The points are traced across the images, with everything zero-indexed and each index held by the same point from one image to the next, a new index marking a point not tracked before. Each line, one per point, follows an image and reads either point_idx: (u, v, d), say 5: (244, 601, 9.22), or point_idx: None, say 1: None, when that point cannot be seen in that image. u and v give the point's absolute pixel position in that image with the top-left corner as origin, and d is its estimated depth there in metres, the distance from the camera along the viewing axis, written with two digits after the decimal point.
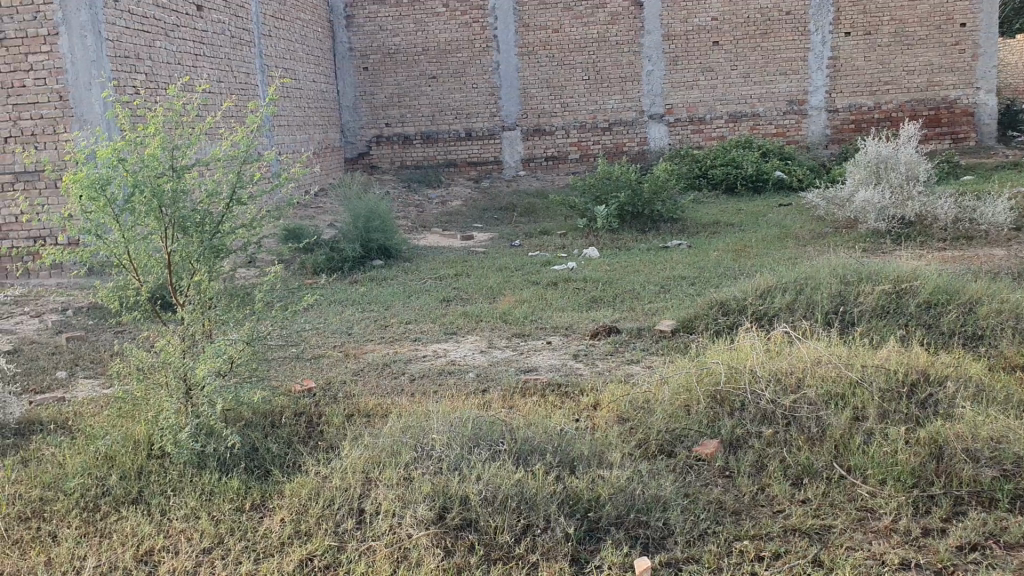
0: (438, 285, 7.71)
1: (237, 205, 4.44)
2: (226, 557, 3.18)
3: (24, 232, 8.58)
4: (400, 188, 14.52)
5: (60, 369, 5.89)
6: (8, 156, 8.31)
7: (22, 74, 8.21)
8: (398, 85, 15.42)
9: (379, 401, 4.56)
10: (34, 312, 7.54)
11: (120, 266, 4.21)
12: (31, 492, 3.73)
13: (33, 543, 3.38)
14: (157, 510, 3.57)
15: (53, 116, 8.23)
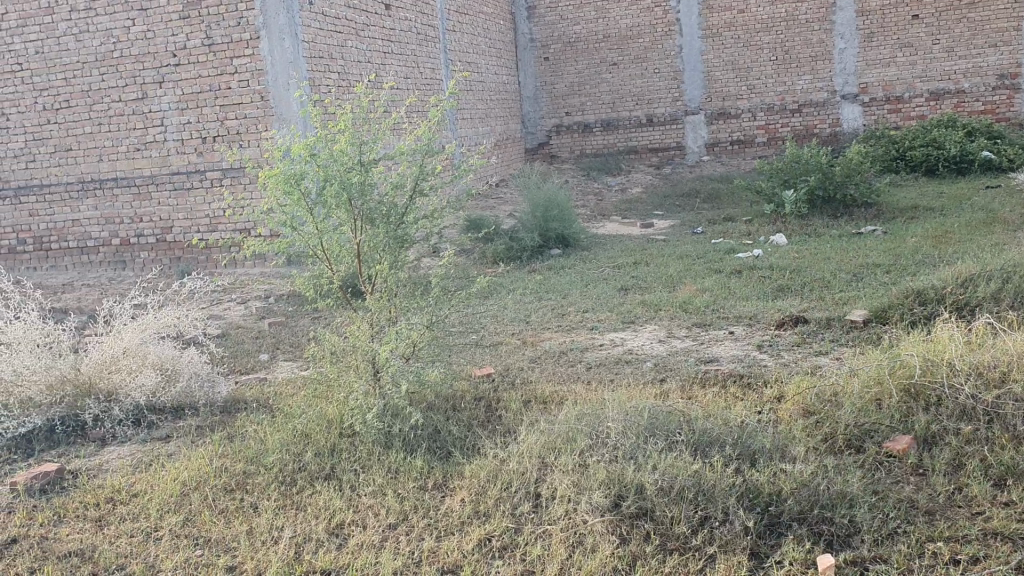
0: (617, 274, 7.69)
1: (420, 196, 4.60)
2: (409, 532, 3.30)
3: (230, 224, 9.24)
4: (580, 176, 14.56)
5: (262, 352, 6.32)
6: (216, 155, 9.04)
7: (228, 77, 8.83)
8: (579, 74, 15.47)
9: (556, 388, 4.61)
10: (240, 300, 8.10)
11: (315, 256, 4.48)
12: (236, 465, 4.03)
13: (237, 512, 3.65)
14: (348, 485, 3.76)
15: (257, 116, 8.83)
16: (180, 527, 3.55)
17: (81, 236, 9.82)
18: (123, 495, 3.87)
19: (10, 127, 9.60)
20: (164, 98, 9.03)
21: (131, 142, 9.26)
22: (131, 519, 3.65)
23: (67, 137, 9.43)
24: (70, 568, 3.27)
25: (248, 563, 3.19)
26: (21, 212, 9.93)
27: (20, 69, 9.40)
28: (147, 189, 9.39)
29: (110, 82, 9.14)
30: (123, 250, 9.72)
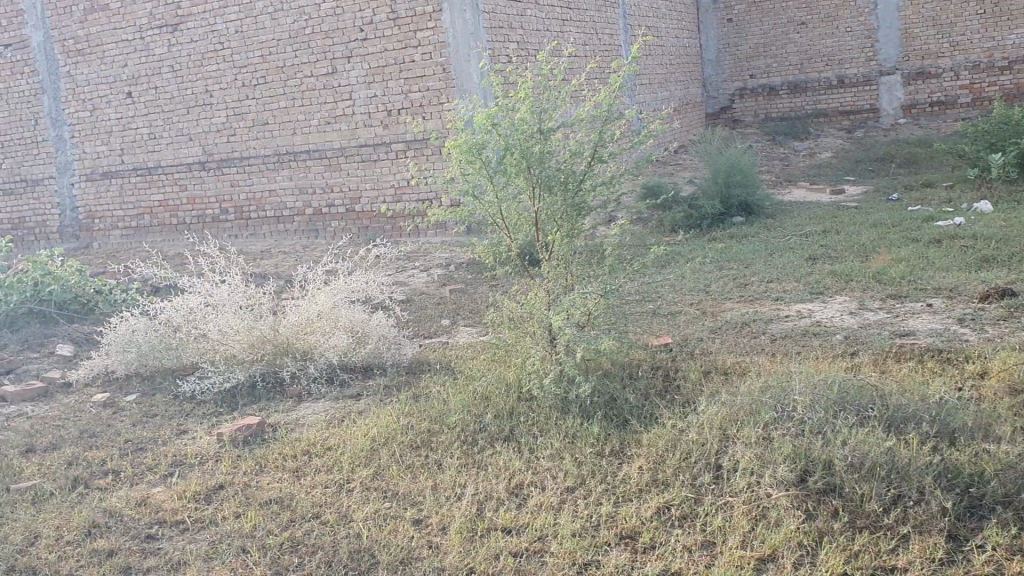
0: (803, 242, 7.40)
1: (599, 162, 4.52)
2: (587, 496, 3.31)
3: (414, 193, 9.50)
4: (764, 141, 14.06)
5: (444, 318, 6.49)
6: (400, 127, 9.33)
7: (412, 50, 9.09)
8: (765, 34, 14.90)
9: (738, 359, 4.49)
10: (423, 267, 8.32)
11: (494, 225, 4.56)
12: (421, 424, 4.18)
13: (422, 468, 3.78)
14: (527, 448, 3.82)
15: (438, 88, 9.04)
16: (369, 481, 3.72)
17: (277, 205, 10.32)
18: (318, 448, 4.11)
19: (213, 103, 10.22)
20: (352, 73, 9.42)
21: (322, 116, 9.70)
22: (325, 471, 3.86)
23: (264, 112, 9.99)
24: (270, 513, 3.50)
25: (432, 517, 3.31)
26: (223, 182, 10.50)
27: (222, 48, 10.00)
28: (337, 161, 9.81)
29: (303, 58, 9.63)
30: (315, 218, 10.14)
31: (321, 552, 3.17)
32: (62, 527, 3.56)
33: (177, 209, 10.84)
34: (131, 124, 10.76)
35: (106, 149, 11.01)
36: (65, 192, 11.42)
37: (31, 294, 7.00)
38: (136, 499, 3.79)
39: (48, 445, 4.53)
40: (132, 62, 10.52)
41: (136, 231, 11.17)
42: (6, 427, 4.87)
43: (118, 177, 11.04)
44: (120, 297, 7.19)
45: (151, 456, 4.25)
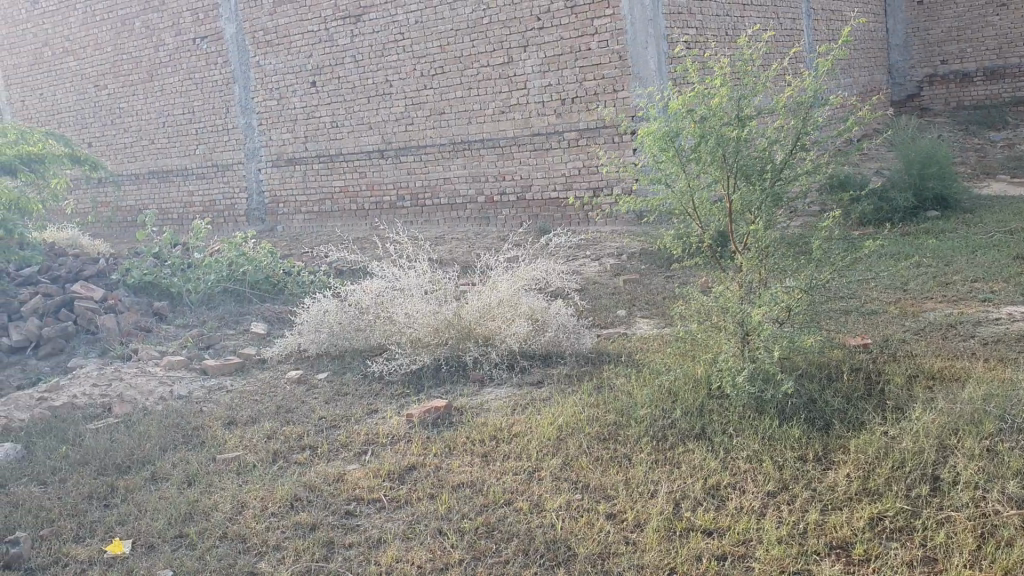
0: (1008, 240, 6.89)
1: (800, 151, 4.25)
2: (791, 503, 3.17)
3: (585, 182, 9.41)
4: (955, 131, 13.21)
5: (621, 308, 6.40)
6: (574, 116, 9.29)
7: (588, 38, 9.03)
8: (959, 18, 13.96)
9: (947, 364, 4.21)
10: (595, 256, 8.23)
11: (684, 215, 4.43)
12: (608, 416, 4.12)
13: (612, 461, 3.72)
14: (721, 447, 3.70)
15: (614, 76, 8.95)
16: (559, 470, 3.69)
17: (451, 193, 10.44)
18: (505, 434, 4.12)
19: (392, 92, 10.48)
20: (528, 62, 9.45)
21: (497, 105, 9.77)
22: (514, 458, 3.86)
23: (440, 101, 10.16)
24: (464, 497, 3.53)
25: (627, 513, 3.25)
26: (400, 170, 10.74)
27: (402, 39, 10.25)
28: (510, 149, 9.84)
29: (479, 47, 9.75)
30: (487, 206, 10.20)
31: (516, 540, 3.17)
32: (267, 498, 3.70)
33: (356, 195, 11.15)
34: (314, 112, 11.15)
35: (290, 136, 11.46)
36: (252, 177, 11.94)
37: (227, 274, 7.40)
38: (333, 475, 3.89)
39: (248, 419, 4.72)
40: (317, 53, 10.93)
41: (318, 214, 11.55)
42: (209, 399, 5.12)
43: (301, 163, 11.47)
44: (307, 279, 7.47)
45: (344, 434, 4.38)
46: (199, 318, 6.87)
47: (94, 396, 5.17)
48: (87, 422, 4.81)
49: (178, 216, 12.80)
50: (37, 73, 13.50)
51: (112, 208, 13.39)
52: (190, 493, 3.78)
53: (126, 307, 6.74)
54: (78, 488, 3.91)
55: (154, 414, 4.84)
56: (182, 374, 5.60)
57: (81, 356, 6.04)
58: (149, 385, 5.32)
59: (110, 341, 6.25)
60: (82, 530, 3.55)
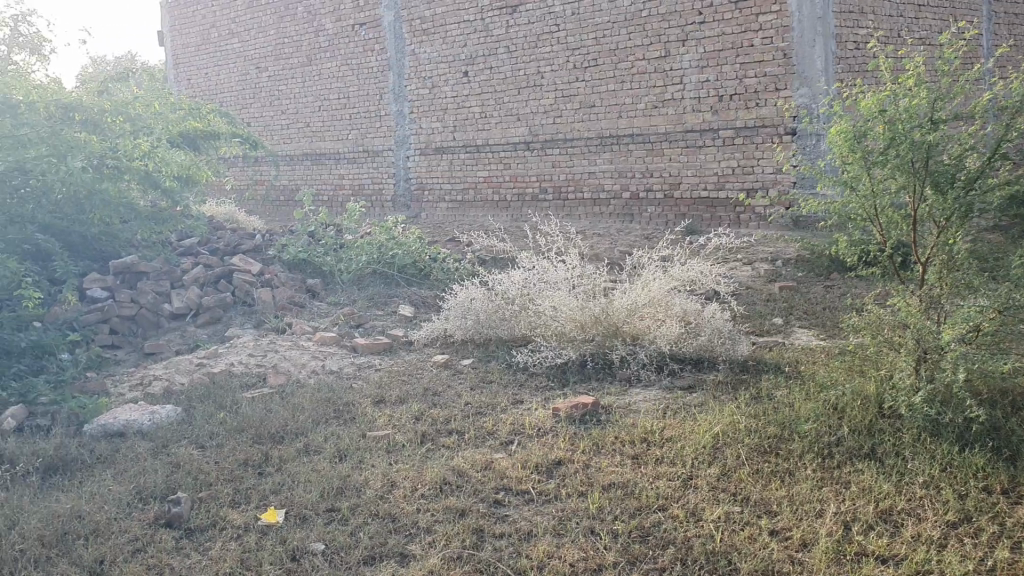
0: None
1: (999, 161, 3.89)
2: (976, 536, 2.94)
3: (739, 182, 9.11)
4: None
5: (777, 316, 6.15)
6: (732, 113, 9.03)
7: (752, 34, 8.79)
8: None
9: None
10: (747, 260, 7.95)
11: (865, 221, 4.18)
12: (768, 428, 3.93)
13: (773, 476, 3.53)
14: (894, 471, 3.47)
15: (776, 74, 8.67)
16: (716, 480, 3.53)
17: (595, 188, 10.23)
18: (656, 438, 3.98)
19: (543, 84, 10.41)
20: (686, 57, 9.25)
21: (649, 100, 9.58)
22: (668, 463, 3.72)
23: (592, 95, 10.01)
24: (616, 498, 3.42)
25: (791, 530, 3.08)
26: (546, 163, 10.62)
27: (557, 30, 10.19)
28: (660, 146, 9.62)
29: (636, 41, 9.60)
30: (632, 203, 9.97)
31: (672, 548, 3.05)
32: (417, 479, 3.66)
33: (500, 186, 11.08)
34: (465, 102, 11.19)
35: (440, 125, 11.53)
36: (400, 165, 12.08)
37: (377, 256, 7.50)
38: (482, 462, 3.83)
39: (397, 399, 4.73)
40: (471, 43, 11.00)
41: (461, 204, 11.54)
42: (357, 377, 5.18)
43: (448, 153, 11.50)
44: (454, 266, 7.46)
45: (491, 422, 4.33)
46: (349, 297, 6.99)
47: (250, 366, 5.32)
48: (244, 390, 4.94)
49: (329, 198, 13.08)
50: (203, 54, 14.10)
51: (267, 188, 13.80)
52: (341, 468, 3.78)
53: (282, 282, 6.93)
54: (234, 454, 3.98)
55: (305, 387, 4.92)
56: (333, 350, 5.70)
57: (238, 327, 6.23)
58: (301, 359, 5.43)
59: (266, 314, 6.44)
60: (237, 496, 3.59)
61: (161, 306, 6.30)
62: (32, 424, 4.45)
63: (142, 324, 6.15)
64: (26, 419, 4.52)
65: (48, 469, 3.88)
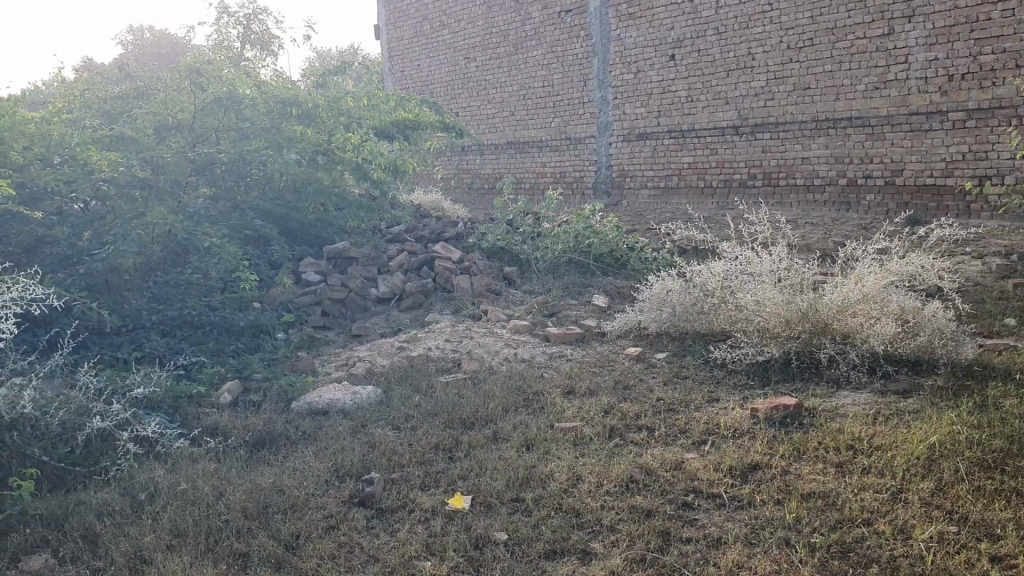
0: None
1: None
2: None
3: (970, 168, 8.37)
4: None
5: (1009, 317, 5.59)
6: (963, 94, 8.29)
7: (989, 7, 8.07)
8: None
9: None
10: (977, 253, 7.29)
11: None
12: (994, 441, 3.56)
13: (997, 495, 3.19)
14: None
15: (1017, 49, 7.90)
16: (930, 496, 3.23)
17: (809, 173, 9.67)
18: (864, 445, 3.69)
19: (754, 66, 9.96)
20: (913, 33, 8.60)
21: (870, 81, 8.97)
22: (875, 474, 3.44)
23: (807, 76, 9.49)
24: (815, 509, 3.18)
25: (1016, 558, 2.77)
26: (755, 148, 10.13)
27: (771, 9, 9.72)
28: (881, 130, 8.98)
29: (857, 18, 9.01)
30: (849, 190, 9.37)
31: (876, 568, 2.80)
32: (603, 475, 3.53)
33: (705, 172, 10.66)
34: (671, 86, 10.85)
35: (644, 111, 11.25)
36: (603, 151, 11.89)
37: (574, 245, 7.45)
38: (672, 461, 3.68)
39: (588, 390, 4.66)
40: (679, 25, 10.66)
41: (664, 191, 11.20)
42: (549, 366, 5.15)
43: (652, 139, 11.21)
44: (652, 255, 7.28)
45: (683, 420, 4.17)
46: (544, 286, 6.98)
47: (446, 351, 5.40)
48: (439, 374, 5.02)
49: (531, 185, 13.06)
50: (416, 46, 14.54)
51: (472, 175, 13.97)
52: (529, 457, 3.71)
53: (481, 270, 7.03)
54: (427, 437, 3.98)
55: (498, 374, 4.93)
56: (526, 338, 5.71)
57: (437, 312, 6.35)
58: (495, 346, 5.47)
59: (463, 300, 6.53)
60: (428, 479, 3.57)
61: (368, 290, 6.55)
62: (245, 399, 4.71)
63: (350, 307, 6.40)
64: (241, 393, 4.80)
65: (255, 444, 4.10)
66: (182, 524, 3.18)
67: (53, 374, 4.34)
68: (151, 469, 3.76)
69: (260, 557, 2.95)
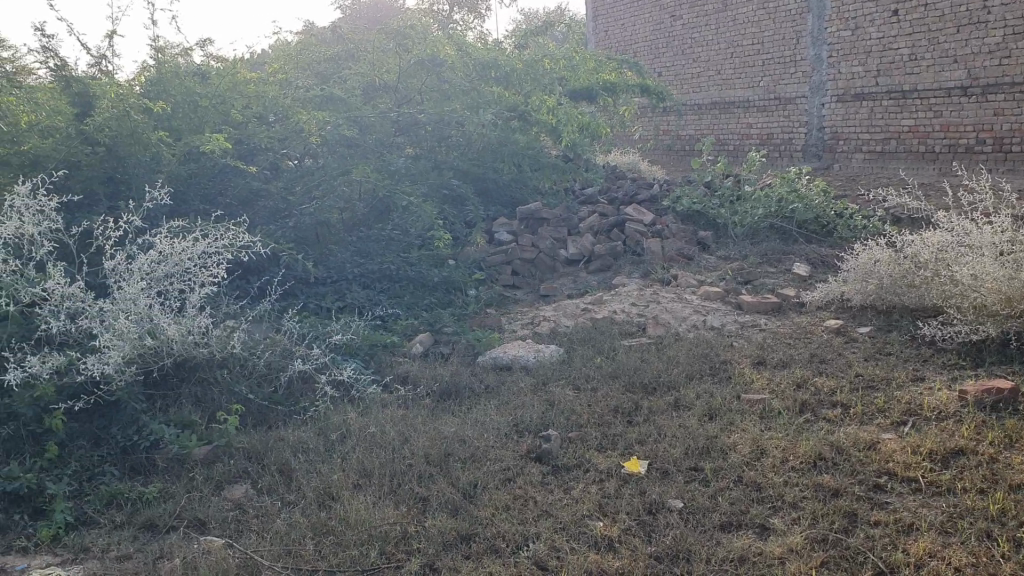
0: None
1: None
2: None
3: None
4: None
5: None
6: None
7: None
8: None
9: None
10: None
11: None
12: None
13: None
14: None
15: None
16: None
17: None
18: None
19: (990, 20, 8.93)
20: None
21: None
22: None
23: None
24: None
25: None
26: (986, 110, 9.07)
27: None
28: None
29: None
30: None
31: None
32: (789, 450, 3.35)
33: (928, 136, 9.60)
34: (892, 44, 9.84)
35: (862, 70, 10.22)
36: (814, 113, 10.87)
37: (774, 211, 7.14)
38: (865, 441, 3.44)
39: (779, 362, 4.47)
40: None
41: (881, 155, 10.14)
42: (740, 335, 4.98)
43: (870, 100, 10.16)
44: (860, 223, 6.86)
45: (881, 399, 3.90)
46: (740, 251, 6.73)
47: (632, 314, 5.34)
48: (624, 338, 4.98)
49: (733, 147, 12.12)
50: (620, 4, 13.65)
51: (670, 136, 13.05)
52: (711, 427, 3.59)
53: (673, 233, 6.89)
54: (607, 400, 3.94)
55: (685, 340, 4.82)
56: (718, 305, 5.55)
57: (626, 275, 6.27)
58: (684, 312, 5.35)
59: (654, 264, 6.42)
60: (605, 441, 3.54)
61: (557, 252, 6.57)
62: (435, 351, 4.86)
63: (540, 267, 6.46)
64: (430, 345, 4.96)
65: (441, 394, 4.24)
66: (368, 466, 3.34)
67: (262, 319, 4.66)
68: (344, 412, 3.96)
69: (439, 503, 3.05)
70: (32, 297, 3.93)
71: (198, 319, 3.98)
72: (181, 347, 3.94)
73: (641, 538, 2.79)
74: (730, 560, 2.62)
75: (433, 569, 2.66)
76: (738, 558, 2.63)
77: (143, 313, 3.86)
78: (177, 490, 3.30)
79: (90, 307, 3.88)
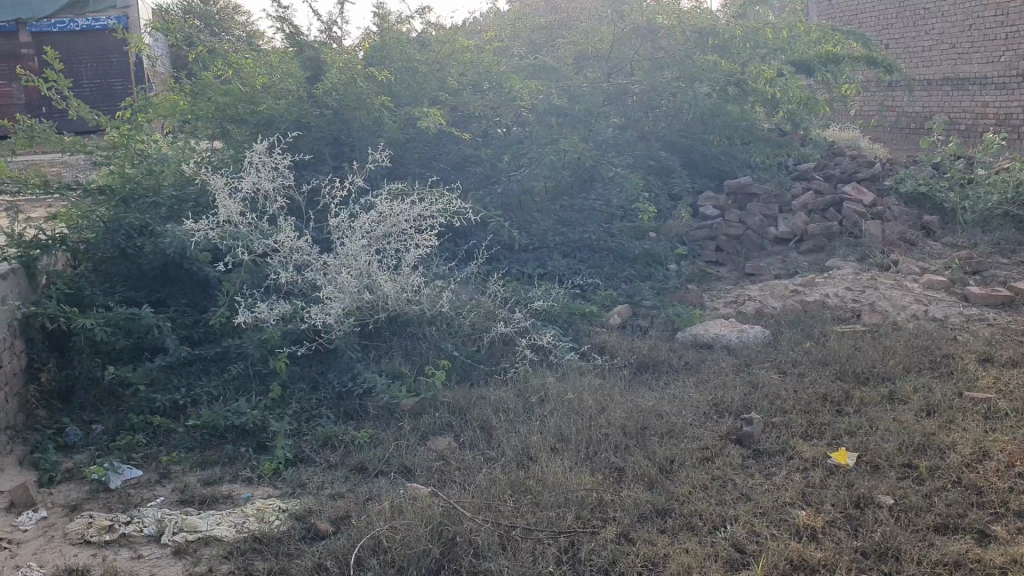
0: None
1: None
2: None
3: None
4: None
5: None
6: None
7: None
8: None
9: None
10: None
11: None
12: None
13: None
14: None
15: None
16: None
17: None
18: None
19: None
20: None
21: None
22: None
23: None
24: None
25: None
26: None
27: None
28: None
29: None
30: None
31: None
32: (1017, 455, 3.10)
33: None
34: None
35: None
36: None
37: (1011, 197, 6.60)
38: None
39: (1009, 360, 4.14)
40: None
41: None
42: (964, 329, 4.66)
43: None
44: None
45: None
46: (970, 239, 6.27)
47: (845, 299, 5.10)
48: (836, 324, 4.78)
49: (966, 127, 11.15)
50: None
51: (897, 113, 12.10)
52: (928, 424, 3.38)
53: (895, 217, 6.52)
54: (814, 387, 3.80)
55: (902, 331, 4.55)
56: (941, 296, 5.21)
57: (839, 257, 6.00)
58: (903, 301, 5.06)
59: (872, 248, 6.11)
60: (810, 430, 3.42)
61: (767, 230, 6.37)
62: (635, 323, 4.85)
63: (746, 245, 6.29)
64: (630, 317, 4.95)
65: (640, 367, 4.22)
66: (566, 431, 3.38)
67: (468, 281, 4.81)
68: (544, 376, 4.03)
69: (636, 475, 3.05)
70: (264, 248, 4.25)
71: (412, 278, 4.17)
72: (394, 303, 4.14)
73: (845, 532, 2.68)
74: (943, 564, 2.47)
75: (628, 539, 2.68)
76: (952, 563, 2.48)
77: (363, 270, 4.09)
78: (385, 437, 3.48)
79: (316, 261, 4.15)
